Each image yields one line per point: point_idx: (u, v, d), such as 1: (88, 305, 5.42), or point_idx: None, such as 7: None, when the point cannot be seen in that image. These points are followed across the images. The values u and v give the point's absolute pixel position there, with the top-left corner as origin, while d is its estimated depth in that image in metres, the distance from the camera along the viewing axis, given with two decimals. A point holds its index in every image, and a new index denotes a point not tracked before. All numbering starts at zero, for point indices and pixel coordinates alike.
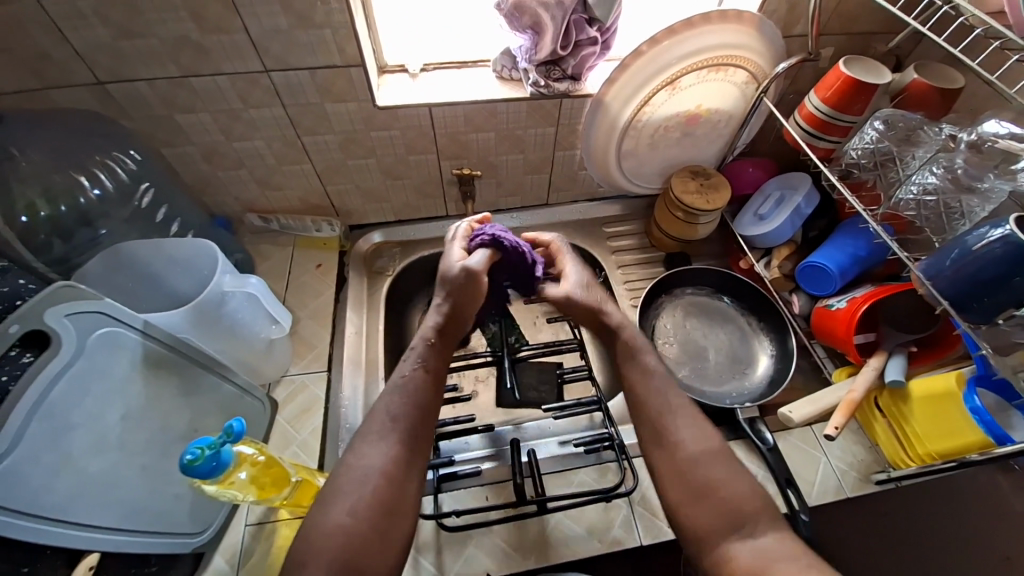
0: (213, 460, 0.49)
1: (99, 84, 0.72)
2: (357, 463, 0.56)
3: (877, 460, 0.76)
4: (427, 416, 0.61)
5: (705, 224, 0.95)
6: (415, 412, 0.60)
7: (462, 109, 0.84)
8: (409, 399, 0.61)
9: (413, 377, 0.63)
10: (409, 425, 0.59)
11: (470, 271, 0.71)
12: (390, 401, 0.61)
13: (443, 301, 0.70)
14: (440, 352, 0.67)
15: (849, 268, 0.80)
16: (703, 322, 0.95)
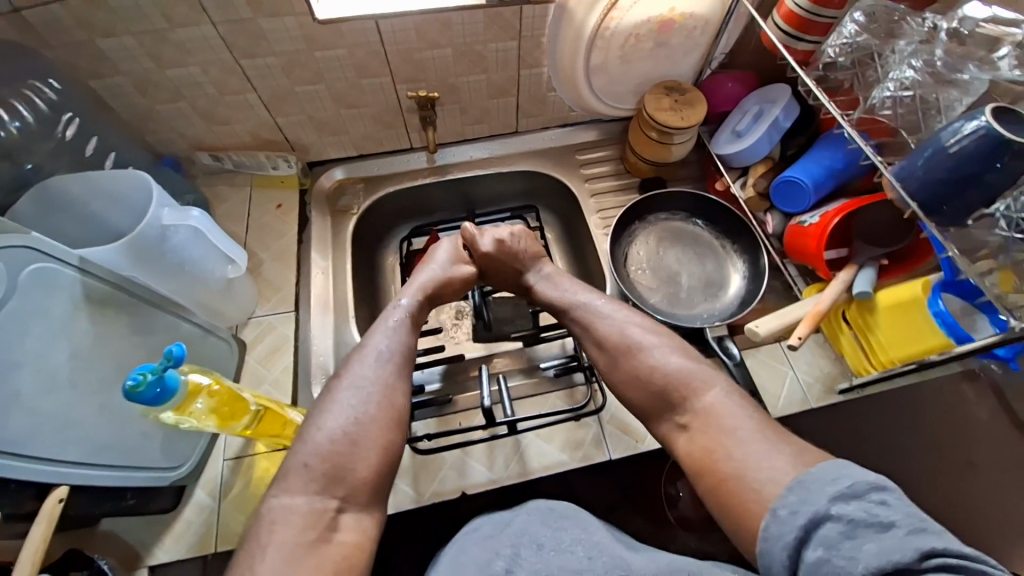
0: (157, 386, 0.48)
1: (14, 12, 0.66)
2: (352, 399, 0.59)
3: (843, 372, 0.77)
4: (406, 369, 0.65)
5: (679, 144, 0.91)
6: (393, 364, 0.64)
7: (412, 20, 0.77)
8: (389, 350, 0.65)
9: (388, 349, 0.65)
10: (401, 367, 0.64)
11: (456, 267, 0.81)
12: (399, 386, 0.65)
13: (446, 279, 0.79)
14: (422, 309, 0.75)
15: (825, 181, 0.78)
16: (679, 248, 0.92)
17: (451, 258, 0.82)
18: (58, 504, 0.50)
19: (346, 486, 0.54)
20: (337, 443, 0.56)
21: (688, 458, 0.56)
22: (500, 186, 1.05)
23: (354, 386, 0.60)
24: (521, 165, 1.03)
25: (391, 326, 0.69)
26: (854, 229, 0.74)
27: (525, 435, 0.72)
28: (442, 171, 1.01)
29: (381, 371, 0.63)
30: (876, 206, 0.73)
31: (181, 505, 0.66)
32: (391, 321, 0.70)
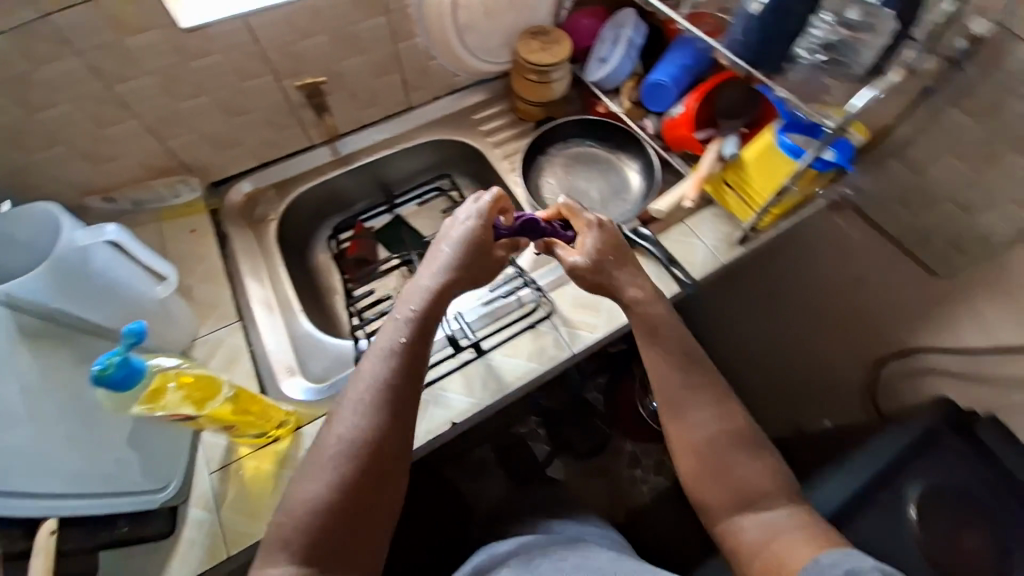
0: (124, 368, 0.52)
1: None
2: (337, 449, 0.59)
3: (734, 225, 0.89)
4: (402, 406, 0.63)
5: (558, 81, 1.00)
6: (386, 403, 0.62)
7: (281, 13, 0.80)
8: (380, 387, 0.63)
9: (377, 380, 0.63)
10: (388, 402, 0.62)
11: (481, 247, 0.70)
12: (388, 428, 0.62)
13: (455, 267, 0.70)
14: (433, 311, 0.69)
15: (681, 77, 0.90)
16: (584, 169, 1.02)
17: (466, 238, 0.71)
18: (52, 535, 0.51)
19: (326, 551, 0.56)
20: (311, 511, 0.57)
21: (750, 541, 0.60)
22: (409, 160, 1.09)
23: (338, 437, 0.60)
24: (423, 137, 1.07)
25: (384, 355, 0.64)
26: (714, 113, 0.90)
27: (492, 356, 0.78)
28: (349, 160, 1.03)
29: (368, 408, 0.62)
30: (726, 89, 0.88)
31: (177, 527, 0.65)
32: (385, 346, 0.65)
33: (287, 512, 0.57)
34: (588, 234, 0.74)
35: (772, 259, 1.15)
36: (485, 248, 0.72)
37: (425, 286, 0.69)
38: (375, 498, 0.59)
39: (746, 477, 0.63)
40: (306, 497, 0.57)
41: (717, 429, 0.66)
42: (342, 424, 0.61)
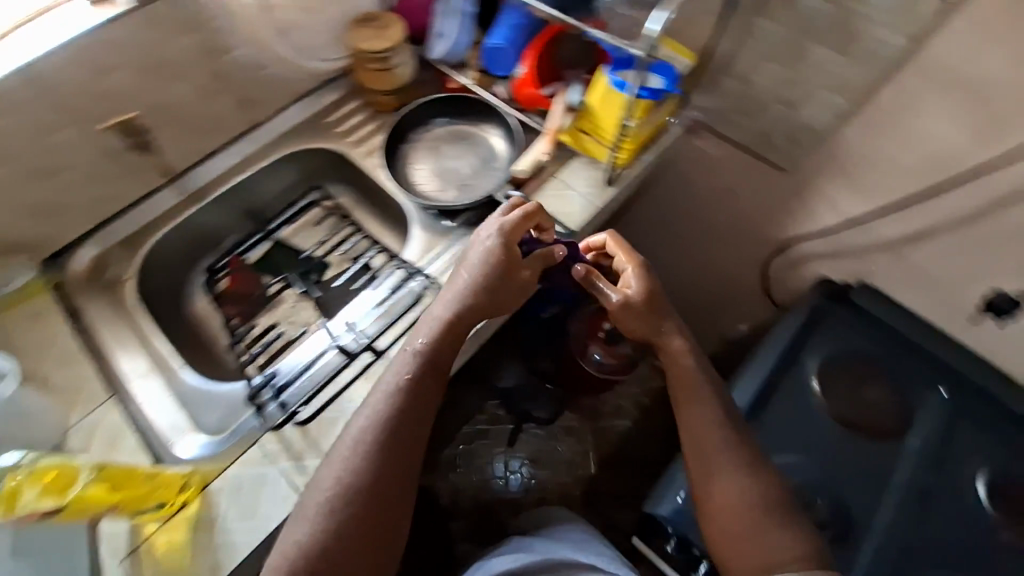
0: None
1: None
2: (341, 480, 0.64)
3: (601, 169, 0.92)
4: (407, 434, 0.67)
5: (400, 66, 0.96)
6: (393, 431, 0.67)
7: (62, 56, 0.72)
8: (388, 415, 0.68)
9: (383, 413, 0.68)
10: (393, 436, 0.67)
11: (500, 271, 0.75)
12: (393, 460, 0.66)
13: (470, 294, 0.74)
14: (443, 343, 0.73)
15: (517, 39, 0.90)
16: (450, 148, 0.97)
17: (487, 259, 0.75)
18: None
19: None
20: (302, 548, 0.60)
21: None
22: (270, 181, 0.99)
23: (341, 468, 0.64)
24: (278, 151, 0.98)
25: (400, 386, 0.70)
26: (556, 69, 0.92)
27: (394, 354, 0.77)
28: (201, 196, 0.94)
29: (371, 443, 0.66)
30: (560, 44, 0.91)
31: None
32: (394, 380, 0.70)
33: (281, 553, 0.60)
34: (634, 271, 0.81)
35: (656, 190, 1.19)
36: (494, 274, 0.75)
37: (439, 314, 0.74)
38: (374, 533, 0.63)
39: (772, 546, 0.65)
40: (298, 536, 0.61)
41: (752, 496, 0.68)
42: (348, 458, 0.65)
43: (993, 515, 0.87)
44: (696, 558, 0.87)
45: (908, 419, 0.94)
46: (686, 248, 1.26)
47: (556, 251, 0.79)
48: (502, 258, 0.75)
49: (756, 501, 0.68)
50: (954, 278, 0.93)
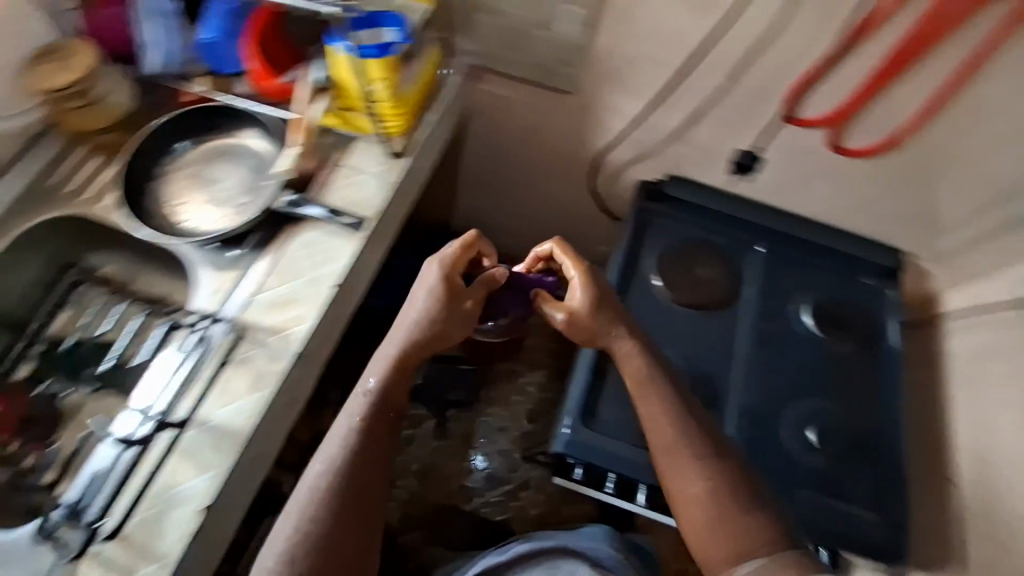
0: None
1: None
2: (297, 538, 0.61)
3: (388, 142, 0.84)
4: (364, 478, 0.66)
5: (112, 96, 0.82)
6: (353, 477, 0.65)
7: None
8: (344, 455, 0.66)
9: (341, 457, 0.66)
10: (351, 486, 0.64)
11: (446, 301, 0.74)
12: (355, 507, 0.64)
13: (419, 327, 0.73)
14: (395, 381, 0.71)
15: (233, 30, 0.82)
16: (211, 169, 0.84)
17: (428, 293, 0.74)
18: None
19: None
20: None
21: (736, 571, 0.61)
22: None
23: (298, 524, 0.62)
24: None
25: (356, 425, 0.68)
26: (294, 55, 0.86)
27: (208, 414, 0.70)
28: None
29: (328, 498, 0.63)
30: (286, 27, 0.85)
31: None
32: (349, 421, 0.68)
33: None
34: (580, 288, 0.78)
35: (474, 140, 1.15)
36: (442, 311, 0.74)
37: (391, 351, 0.73)
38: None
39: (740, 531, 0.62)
40: None
41: (717, 485, 0.65)
42: (305, 514, 0.62)
43: (822, 339, 1.00)
44: (602, 473, 0.91)
45: (740, 286, 1.04)
46: (526, 191, 1.25)
47: (497, 273, 0.78)
48: (452, 297, 0.74)
49: (724, 493, 0.65)
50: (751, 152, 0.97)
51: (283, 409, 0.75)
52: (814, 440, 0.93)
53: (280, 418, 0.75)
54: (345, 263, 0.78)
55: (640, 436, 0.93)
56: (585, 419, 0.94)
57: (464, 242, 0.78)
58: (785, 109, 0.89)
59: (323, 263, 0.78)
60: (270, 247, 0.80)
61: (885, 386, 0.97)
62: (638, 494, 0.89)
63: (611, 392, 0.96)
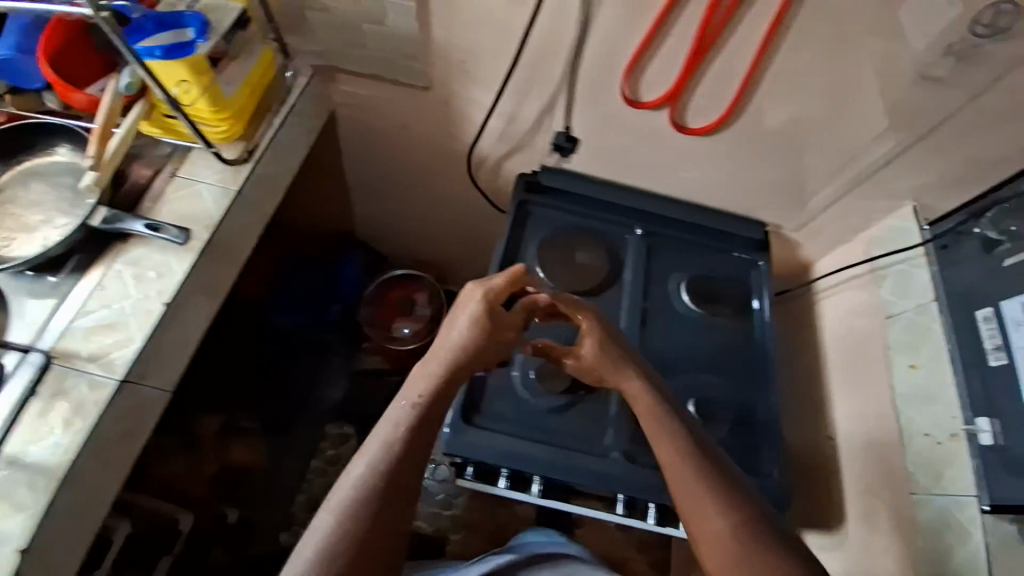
0: None
1: None
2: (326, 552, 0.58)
3: (221, 150, 0.81)
4: (404, 483, 0.64)
5: None
6: (387, 487, 0.63)
7: None
8: (386, 454, 0.65)
9: (376, 467, 0.63)
10: (389, 503, 0.62)
11: (490, 325, 0.76)
12: (388, 524, 0.61)
13: (461, 347, 0.74)
14: (437, 400, 0.70)
15: (29, 48, 0.77)
16: (31, 191, 0.79)
17: (473, 316, 0.76)
18: None
19: None
20: None
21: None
22: None
23: (328, 535, 0.59)
24: None
25: (400, 428, 0.67)
26: (106, 63, 0.80)
27: (24, 452, 0.65)
28: None
29: (363, 515, 0.61)
30: None
31: None
32: (387, 432, 0.66)
33: None
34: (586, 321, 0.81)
35: (352, 136, 1.12)
36: (489, 334, 0.75)
37: (435, 367, 0.72)
38: None
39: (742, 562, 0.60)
40: None
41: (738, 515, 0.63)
42: (338, 527, 0.60)
43: (701, 314, 1.02)
44: (495, 469, 0.89)
45: (621, 269, 1.04)
46: (416, 187, 1.23)
47: (538, 297, 0.82)
48: (495, 321, 0.77)
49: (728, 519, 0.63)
50: (618, 143, 0.96)
51: (113, 440, 0.69)
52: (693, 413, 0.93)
53: (113, 450, 0.69)
54: (177, 279, 0.74)
55: (533, 429, 0.90)
56: (468, 415, 0.90)
57: (515, 273, 0.80)
58: (625, 91, 0.84)
59: (152, 280, 0.74)
60: (95, 266, 0.75)
61: (761, 352, 1.01)
62: (531, 484, 0.88)
63: (495, 384, 0.93)
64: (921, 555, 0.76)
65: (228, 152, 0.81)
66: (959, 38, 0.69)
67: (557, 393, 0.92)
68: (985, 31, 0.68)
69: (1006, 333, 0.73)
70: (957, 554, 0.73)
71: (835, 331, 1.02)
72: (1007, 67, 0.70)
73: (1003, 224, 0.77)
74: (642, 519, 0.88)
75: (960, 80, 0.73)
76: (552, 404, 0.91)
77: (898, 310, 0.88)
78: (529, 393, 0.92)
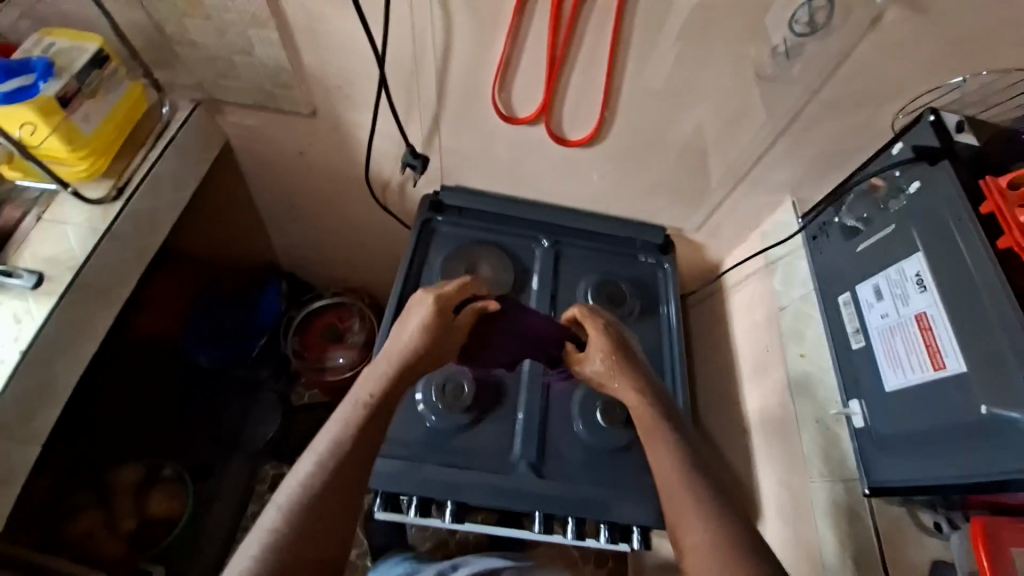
0: None
1: None
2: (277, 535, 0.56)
3: (98, 189, 0.80)
4: (359, 463, 0.63)
5: None
6: (339, 468, 0.62)
7: None
8: (336, 447, 0.63)
9: (329, 450, 0.63)
10: (341, 484, 0.61)
11: (439, 320, 0.77)
12: (338, 503, 0.60)
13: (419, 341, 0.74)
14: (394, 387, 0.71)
15: None
16: None
17: (423, 318, 0.76)
18: None
19: None
20: None
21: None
22: None
23: (279, 517, 0.57)
24: None
25: (352, 422, 0.66)
26: None
27: None
28: None
29: (314, 497, 0.59)
30: None
31: None
32: (340, 419, 0.67)
33: None
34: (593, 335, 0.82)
35: (251, 166, 1.11)
36: (437, 329, 0.76)
37: (391, 357, 0.73)
38: None
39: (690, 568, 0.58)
40: None
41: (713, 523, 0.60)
42: (290, 509, 0.58)
43: None
44: (399, 496, 0.82)
45: (528, 282, 1.03)
46: (327, 212, 1.22)
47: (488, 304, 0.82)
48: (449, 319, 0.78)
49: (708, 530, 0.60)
50: (508, 156, 0.98)
51: None
52: (601, 421, 0.88)
53: None
54: (35, 326, 0.70)
55: (440, 449, 0.85)
56: None
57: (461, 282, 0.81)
58: (499, 109, 0.87)
59: (9, 328, 0.69)
60: None
61: (668, 352, 1.01)
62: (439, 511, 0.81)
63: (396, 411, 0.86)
64: (822, 541, 0.75)
65: (94, 190, 0.80)
66: (781, 39, 0.74)
67: (462, 413, 0.87)
68: (803, 30, 0.72)
69: (862, 315, 0.73)
70: (853, 535, 0.73)
71: (739, 326, 1.03)
72: (835, 63, 0.74)
73: (858, 210, 0.77)
74: (563, 532, 0.83)
75: (799, 79, 0.77)
76: (459, 422, 0.86)
77: (787, 301, 0.91)
78: (434, 415, 0.86)
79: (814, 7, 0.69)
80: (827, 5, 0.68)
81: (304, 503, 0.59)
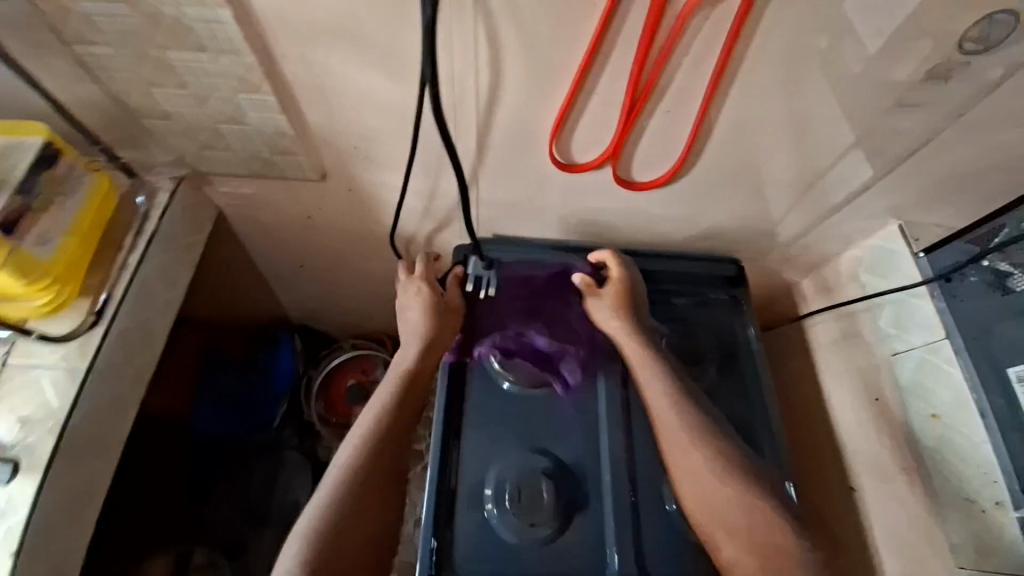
0: None
1: None
2: (322, 514, 0.64)
3: (75, 315, 0.65)
4: (391, 452, 0.72)
5: None
6: (371, 458, 0.70)
7: None
8: (368, 435, 0.72)
9: (362, 438, 0.71)
10: (375, 471, 0.69)
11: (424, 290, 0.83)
12: (375, 488, 0.68)
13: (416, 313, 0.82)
14: (410, 370, 0.79)
15: None
16: None
17: (415, 300, 0.83)
18: None
19: None
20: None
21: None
22: None
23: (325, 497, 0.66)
24: None
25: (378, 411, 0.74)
26: None
27: None
28: None
29: (352, 484, 0.67)
30: None
31: None
32: (370, 408, 0.76)
33: None
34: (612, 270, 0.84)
35: (249, 232, 0.94)
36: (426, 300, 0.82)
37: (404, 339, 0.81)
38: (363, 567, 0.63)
39: None
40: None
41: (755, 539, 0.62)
42: (333, 494, 0.66)
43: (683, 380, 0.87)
44: None
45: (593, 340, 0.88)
46: (342, 270, 1.06)
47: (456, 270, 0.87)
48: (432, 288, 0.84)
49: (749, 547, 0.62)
50: (557, 202, 0.82)
51: None
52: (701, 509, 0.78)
53: None
54: (24, 514, 0.57)
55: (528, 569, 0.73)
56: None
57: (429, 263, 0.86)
58: (554, 156, 0.71)
59: None
60: None
61: (759, 408, 0.87)
62: None
63: (466, 531, 0.74)
64: None
65: (57, 327, 0.64)
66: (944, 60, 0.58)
67: (544, 524, 0.74)
68: (973, 49, 0.56)
69: None
70: None
71: (833, 368, 0.88)
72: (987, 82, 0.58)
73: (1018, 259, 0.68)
74: None
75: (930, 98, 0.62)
76: (541, 535, 0.74)
77: (907, 347, 0.78)
78: (510, 532, 0.74)
79: (995, 22, 0.53)
80: (1014, 21, 0.53)
81: (345, 486, 0.67)
